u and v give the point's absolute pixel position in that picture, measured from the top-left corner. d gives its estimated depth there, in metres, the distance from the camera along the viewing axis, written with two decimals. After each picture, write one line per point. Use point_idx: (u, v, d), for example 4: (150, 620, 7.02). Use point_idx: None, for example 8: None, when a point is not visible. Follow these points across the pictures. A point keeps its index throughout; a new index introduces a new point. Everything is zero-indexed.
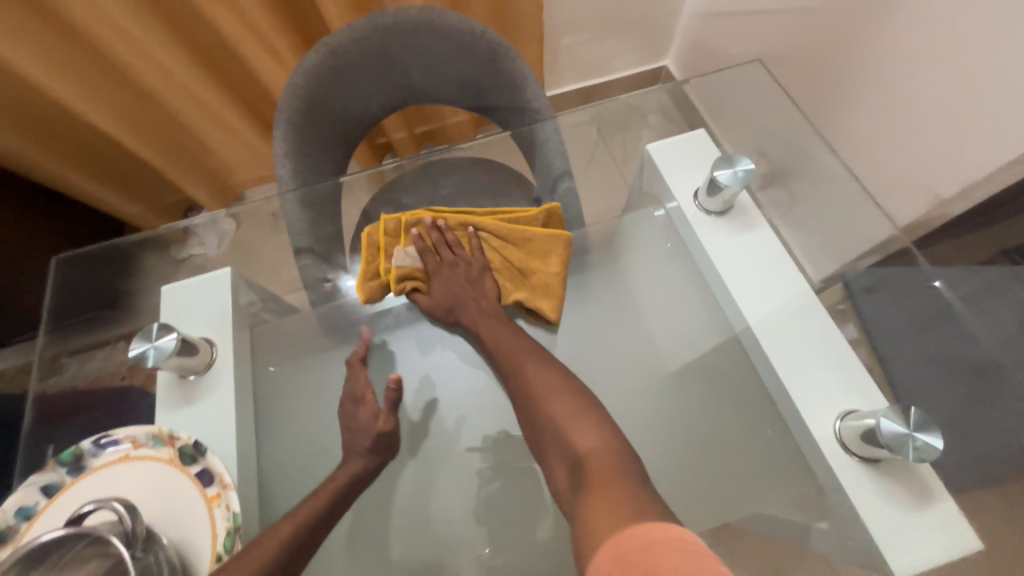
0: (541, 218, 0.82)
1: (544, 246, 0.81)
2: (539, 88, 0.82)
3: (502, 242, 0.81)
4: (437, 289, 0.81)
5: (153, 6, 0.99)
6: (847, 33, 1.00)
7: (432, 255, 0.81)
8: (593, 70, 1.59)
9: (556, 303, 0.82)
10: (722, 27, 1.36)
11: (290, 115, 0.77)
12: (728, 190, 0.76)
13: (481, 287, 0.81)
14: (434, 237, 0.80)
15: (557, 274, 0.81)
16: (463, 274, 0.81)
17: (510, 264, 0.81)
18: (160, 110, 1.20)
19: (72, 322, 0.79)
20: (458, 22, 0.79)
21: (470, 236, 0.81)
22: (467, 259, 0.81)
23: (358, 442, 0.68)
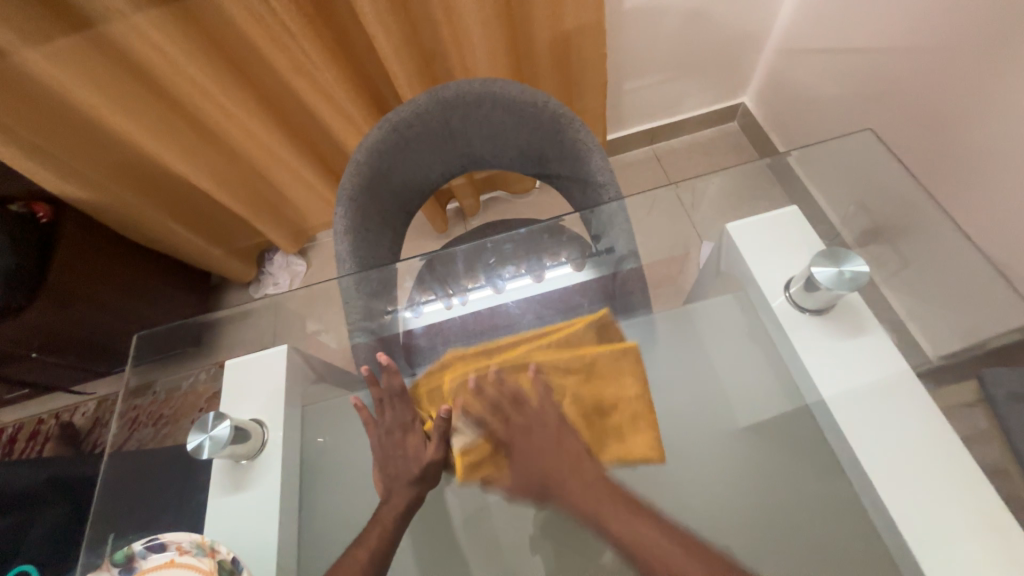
0: (593, 328, 0.77)
1: (613, 370, 0.71)
2: (605, 158, 0.75)
3: (571, 376, 0.69)
4: (518, 466, 0.64)
5: (241, 80, 1.09)
6: (971, 74, 0.85)
7: (496, 419, 0.67)
8: (661, 112, 1.50)
9: (652, 437, 0.69)
10: (810, 64, 1.23)
11: (351, 190, 0.77)
12: (831, 291, 0.65)
13: (567, 444, 0.64)
14: (496, 391, 0.68)
15: (639, 397, 0.70)
16: (538, 443, 0.64)
17: (590, 402, 0.68)
18: (244, 163, 1.30)
19: (158, 359, 0.84)
20: (520, 92, 0.76)
21: (536, 371, 0.70)
22: (537, 413, 0.66)
23: (410, 469, 0.68)
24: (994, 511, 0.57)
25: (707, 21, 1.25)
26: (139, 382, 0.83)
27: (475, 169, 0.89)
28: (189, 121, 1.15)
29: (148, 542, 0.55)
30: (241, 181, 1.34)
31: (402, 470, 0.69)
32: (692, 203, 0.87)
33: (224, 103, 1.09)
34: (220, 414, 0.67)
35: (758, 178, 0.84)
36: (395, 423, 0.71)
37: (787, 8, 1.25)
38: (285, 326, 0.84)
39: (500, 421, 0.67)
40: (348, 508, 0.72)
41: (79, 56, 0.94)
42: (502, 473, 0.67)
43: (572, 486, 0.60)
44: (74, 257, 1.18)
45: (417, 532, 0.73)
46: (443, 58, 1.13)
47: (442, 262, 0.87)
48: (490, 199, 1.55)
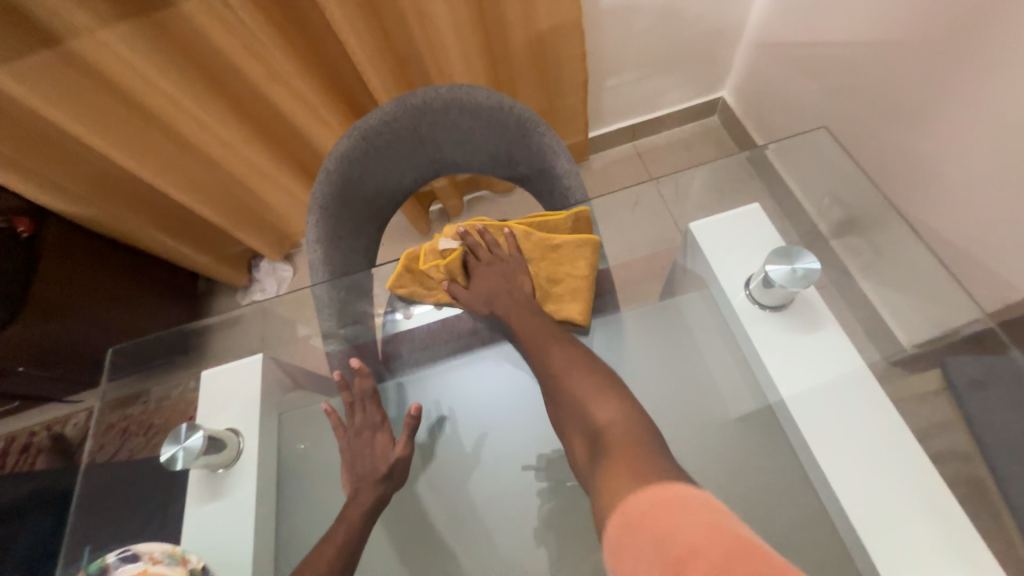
0: (569, 221, 0.75)
1: (572, 252, 0.75)
2: (570, 164, 0.76)
3: (535, 243, 0.75)
4: (475, 289, 0.77)
5: (216, 89, 1.09)
6: (937, 67, 0.85)
7: (475, 256, 0.77)
8: (641, 107, 1.51)
9: (583, 305, 0.78)
10: (784, 57, 1.23)
11: (322, 200, 0.78)
12: (785, 290, 0.67)
13: (518, 283, 0.76)
14: (482, 237, 0.76)
15: (585, 275, 0.77)
16: (499, 272, 0.76)
17: (537, 276, 0.77)
18: (223, 172, 1.30)
19: (143, 372, 0.85)
20: (486, 97, 0.76)
21: (507, 245, 0.76)
22: (505, 256, 0.77)
23: (376, 466, 0.72)
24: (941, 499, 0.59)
25: (681, 16, 1.25)
26: (132, 394, 0.84)
27: (448, 174, 0.90)
28: (167, 133, 1.15)
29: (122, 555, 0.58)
30: (222, 190, 1.34)
31: (370, 468, 0.72)
32: (679, 195, 0.86)
33: (199, 114, 1.10)
34: (193, 425, 0.68)
35: (732, 173, 0.85)
36: (365, 424, 0.76)
37: (759, 1, 1.25)
38: (273, 333, 0.84)
39: (476, 257, 0.77)
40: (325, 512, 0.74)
41: (50, 71, 0.94)
42: (464, 290, 0.78)
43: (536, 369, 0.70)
44: (56, 271, 1.19)
45: (391, 525, 0.76)
46: (418, 63, 1.13)
47: None
48: (473, 199, 1.56)
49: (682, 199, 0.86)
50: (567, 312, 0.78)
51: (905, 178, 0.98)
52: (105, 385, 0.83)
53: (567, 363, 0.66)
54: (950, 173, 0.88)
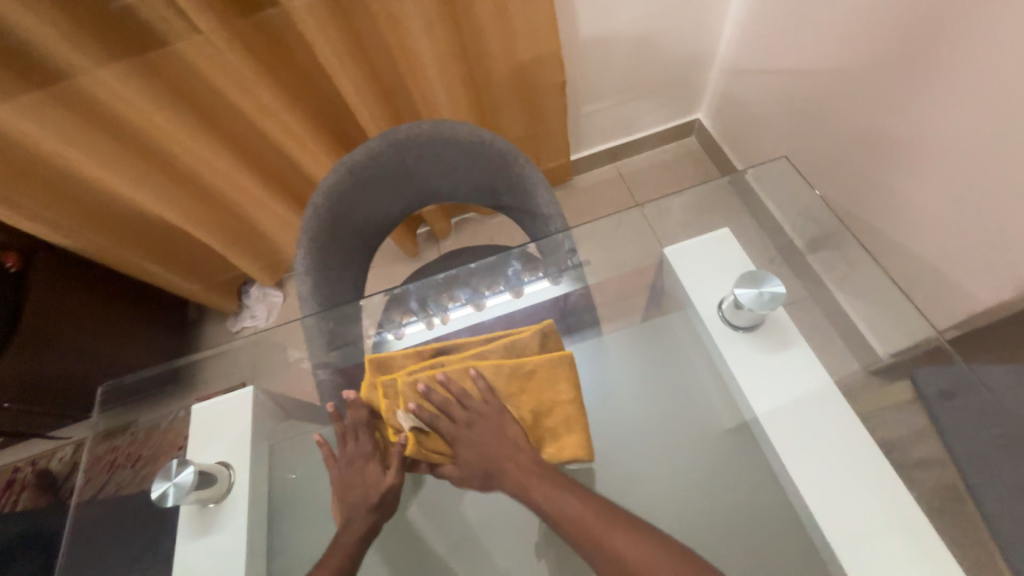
0: (537, 338, 0.75)
1: (550, 376, 0.72)
2: (551, 194, 0.79)
3: (507, 378, 0.71)
4: (465, 456, 0.69)
5: (208, 123, 1.12)
6: (893, 92, 0.91)
7: (444, 416, 0.70)
8: (621, 130, 1.56)
9: (582, 436, 0.72)
10: (754, 82, 1.30)
11: (311, 232, 0.80)
12: (753, 311, 0.71)
13: (512, 438, 0.69)
14: (439, 395, 0.70)
15: (572, 398, 0.73)
16: (484, 430, 0.69)
17: (525, 415, 0.71)
18: (215, 201, 1.31)
19: (134, 400, 0.85)
20: (468, 131, 0.80)
21: (474, 380, 0.71)
22: (478, 408, 0.70)
23: (368, 497, 0.71)
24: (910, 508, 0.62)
25: (655, 45, 1.31)
26: (122, 423, 0.84)
27: (433, 203, 0.93)
28: (161, 166, 1.17)
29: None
30: (213, 218, 1.35)
31: (361, 498, 0.71)
32: (661, 208, 0.89)
33: (192, 147, 1.12)
34: (183, 460, 0.69)
35: (712, 197, 0.88)
36: (358, 453, 0.73)
37: (729, 31, 1.32)
38: (265, 361, 0.85)
39: (446, 420, 0.70)
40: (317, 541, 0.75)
41: (44, 110, 0.96)
42: (450, 463, 0.72)
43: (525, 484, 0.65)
44: (46, 304, 1.18)
45: (384, 548, 0.76)
46: (404, 93, 1.17)
47: (405, 295, 0.87)
48: (461, 221, 1.59)
49: (666, 220, 0.88)
50: (569, 455, 0.71)
51: (871, 195, 1.03)
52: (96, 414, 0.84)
53: (554, 492, 0.64)
54: (913, 191, 0.93)
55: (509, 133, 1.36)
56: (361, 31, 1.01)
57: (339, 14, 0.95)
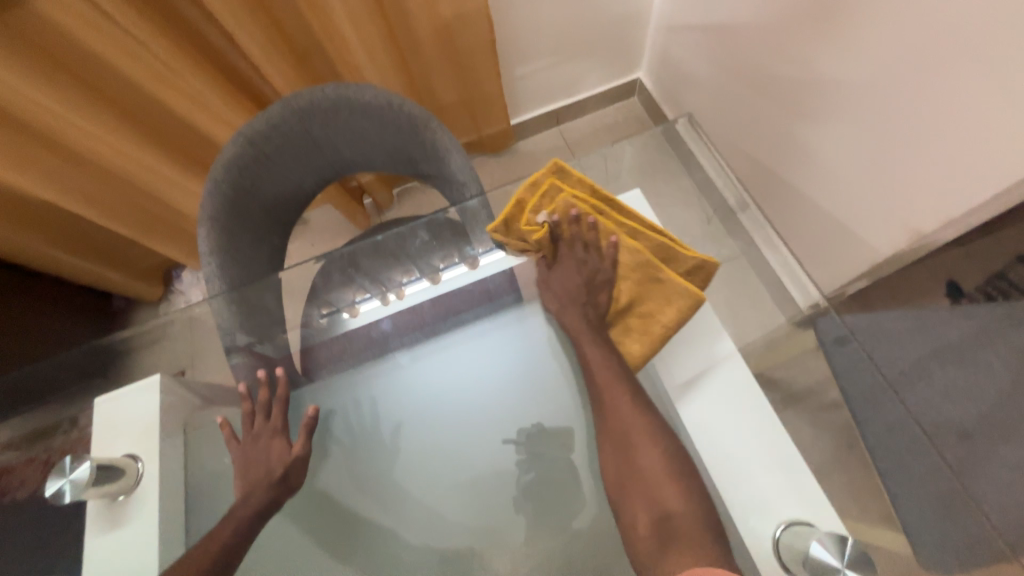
0: (690, 263, 0.73)
1: (669, 293, 0.72)
2: (463, 160, 0.76)
3: (637, 256, 0.72)
4: (551, 276, 0.81)
5: (104, 101, 0.98)
6: (807, 47, 0.91)
7: (562, 246, 0.77)
8: (562, 92, 1.53)
9: (650, 345, 0.75)
10: (687, 39, 1.28)
11: (212, 212, 0.75)
12: None
13: (596, 296, 0.77)
14: (574, 231, 0.75)
15: (672, 322, 0.73)
16: (581, 275, 0.77)
17: (621, 295, 0.75)
18: (125, 184, 1.18)
19: (75, 397, 0.84)
20: (376, 96, 0.75)
21: (613, 245, 0.73)
22: (597, 262, 0.75)
23: (272, 470, 0.78)
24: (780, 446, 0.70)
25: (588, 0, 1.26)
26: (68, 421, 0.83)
27: (350, 174, 0.89)
28: (55, 151, 1.04)
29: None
30: (129, 203, 1.24)
31: (263, 472, 0.77)
32: (615, 159, 0.95)
33: (92, 131, 1.01)
34: (78, 457, 0.69)
35: (643, 147, 0.96)
36: (265, 430, 0.79)
37: None
38: (200, 348, 0.86)
39: (567, 248, 0.77)
40: (242, 510, 0.75)
41: None
42: (544, 267, 0.82)
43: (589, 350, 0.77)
44: None
45: (305, 524, 0.81)
46: (321, 56, 1.09)
47: (335, 260, 0.91)
48: (403, 191, 1.53)
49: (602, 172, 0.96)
50: (625, 345, 0.76)
51: (788, 152, 1.06)
52: (42, 415, 0.84)
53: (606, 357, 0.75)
54: (823, 149, 0.96)
55: (442, 98, 1.31)
56: None
57: None
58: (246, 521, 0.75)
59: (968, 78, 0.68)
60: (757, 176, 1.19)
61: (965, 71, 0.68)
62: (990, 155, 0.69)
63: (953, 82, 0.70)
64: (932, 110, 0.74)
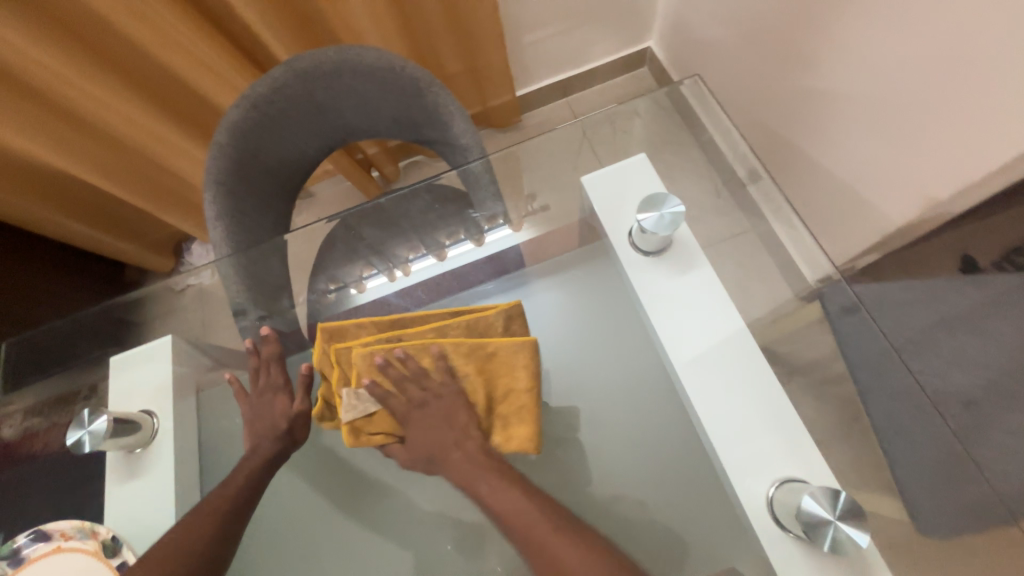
0: (501, 320, 0.74)
1: (508, 362, 0.72)
2: (467, 123, 0.75)
3: (464, 345, 0.73)
4: (413, 440, 0.74)
5: (107, 65, 0.97)
6: (825, 8, 0.88)
7: (393, 395, 0.74)
8: (570, 62, 1.50)
9: (531, 421, 0.73)
10: (699, 4, 1.24)
11: (218, 175, 0.76)
12: (657, 234, 0.75)
13: (459, 421, 0.73)
14: (393, 376, 0.74)
15: (528, 386, 0.73)
16: (438, 414, 0.73)
17: (488, 398, 0.73)
18: (132, 153, 1.19)
19: (93, 358, 0.88)
20: (378, 57, 0.74)
21: (429, 352, 0.74)
22: (434, 390, 0.74)
23: (277, 425, 0.77)
24: (775, 413, 0.71)
25: None
26: (85, 381, 0.86)
27: (355, 140, 0.89)
28: (63, 118, 1.03)
29: (32, 536, 0.68)
30: (137, 172, 1.24)
31: (269, 426, 0.77)
32: (623, 131, 0.93)
33: (100, 98, 1.01)
34: (97, 411, 0.72)
35: (649, 109, 0.93)
36: (268, 386, 0.80)
37: None
38: (214, 317, 0.89)
39: (397, 401, 0.74)
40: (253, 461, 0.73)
41: None
42: (396, 442, 0.75)
43: (457, 459, 0.70)
44: None
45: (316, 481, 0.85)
46: (324, 21, 1.07)
47: (347, 224, 0.92)
48: (410, 164, 1.52)
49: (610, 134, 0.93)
50: (503, 445, 0.73)
51: (802, 121, 1.04)
52: (59, 376, 0.88)
53: (493, 485, 0.67)
54: (838, 114, 0.93)
55: (447, 66, 1.29)
56: None
57: None
58: (255, 474, 0.73)
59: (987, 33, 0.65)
60: (769, 146, 1.17)
61: (983, 23, 0.65)
62: (1000, 118, 0.66)
63: (972, 38, 0.67)
64: (952, 69, 0.71)
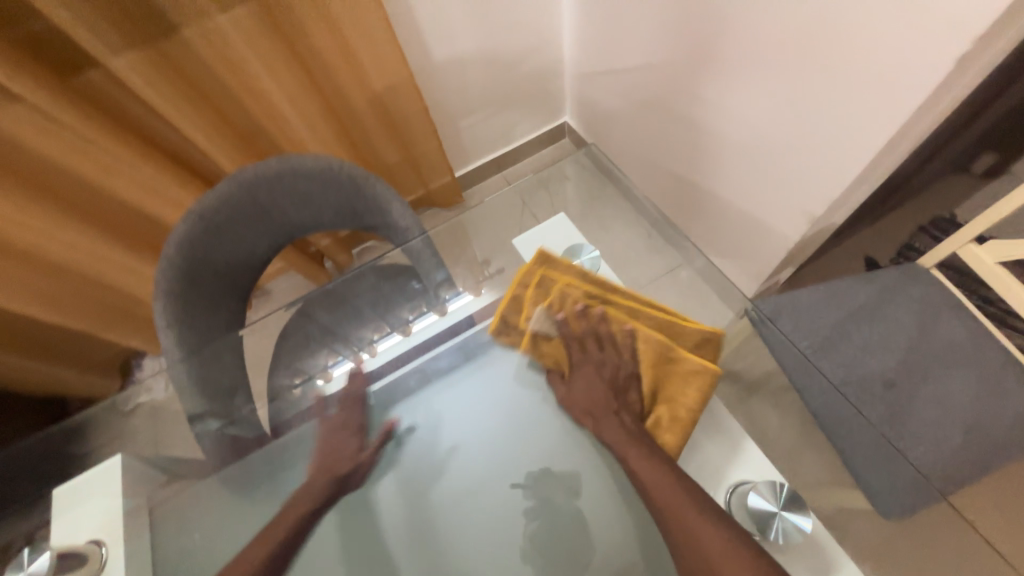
0: (693, 339, 0.79)
1: (685, 374, 0.77)
2: (404, 208, 0.83)
3: (653, 337, 0.80)
4: (575, 382, 0.87)
5: (53, 199, 1.01)
6: (693, 77, 1.06)
7: (577, 342, 0.86)
8: (499, 142, 1.67)
9: (683, 430, 0.78)
10: (598, 83, 1.45)
11: (166, 285, 0.78)
12: None
13: (626, 398, 0.81)
14: (585, 326, 0.85)
15: (695, 400, 0.77)
16: (607, 378, 0.83)
17: (648, 383, 0.81)
18: (77, 278, 1.18)
19: (30, 501, 0.81)
20: (316, 161, 0.83)
21: (616, 330, 0.83)
22: (615, 358, 0.83)
23: (340, 465, 0.89)
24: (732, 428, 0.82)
25: (508, 60, 1.43)
26: (23, 527, 0.78)
27: (301, 235, 0.95)
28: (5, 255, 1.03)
29: None
30: (81, 295, 1.23)
31: (335, 462, 0.89)
32: (556, 193, 1.06)
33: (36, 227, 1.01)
34: (39, 551, 0.69)
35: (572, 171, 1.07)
36: (342, 425, 0.92)
37: (569, 42, 1.47)
38: (167, 432, 0.89)
39: (579, 346, 0.86)
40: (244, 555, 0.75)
41: None
42: (561, 375, 0.90)
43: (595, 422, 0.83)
44: None
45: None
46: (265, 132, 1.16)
47: (307, 313, 0.98)
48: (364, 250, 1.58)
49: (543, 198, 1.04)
50: (662, 441, 0.78)
51: (701, 164, 1.20)
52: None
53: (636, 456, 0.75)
54: (725, 155, 1.09)
55: (388, 158, 1.41)
56: (201, 80, 0.99)
57: (168, 66, 0.93)
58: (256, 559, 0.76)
59: (806, 80, 0.81)
60: (680, 189, 1.32)
61: (801, 72, 0.82)
62: (839, 139, 0.82)
63: (796, 85, 0.83)
64: (795, 112, 0.87)
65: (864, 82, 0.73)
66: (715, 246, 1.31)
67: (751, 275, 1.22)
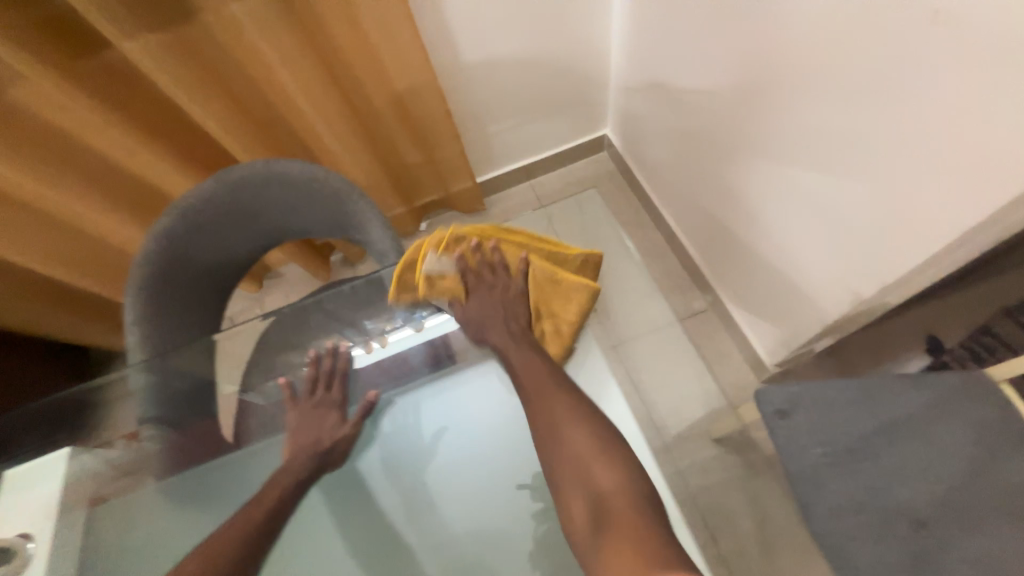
0: (581, 260, 0.77)
1: (567, 291, 0.75)
2: (385, 233, 0.79)
3: (545, 262, 0.76)
4: (470, 308, 0.79)
5: (75, 171, 1.04)
6: (742, 111, 0.92)
7: (470, 273, 0.78)
8: (531, 149, 1.58)
9: (562, 344, 0.79)
10: (643, 99, 1.31)
11: (139, 280, 0.78)
12: None
13: (515, 312, 0.78)
14: (479, 258, 0.77)
15: (575, 316, 0.77)
16: (500, 299, 0.78)
17: (538, 301, 0.77)
18: (99, 244, 1.23)
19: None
20: (302, 170, 0.79)
21: (509, 260, 0.77)
22: (507, 281, 0.78)
23: (319, 440, 0.89)
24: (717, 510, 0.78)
25: (548, 64, 1.32)
26: None
27: (289, 240, 0.92)
28: (33, 217, 1.08)
29: None
30: (104, 260, 1.28)
31: (313, 439, 0.89)
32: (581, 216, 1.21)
33: (56, 198, 1.05)
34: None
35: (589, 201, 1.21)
36: (324, 401, 0.90)
37: (617, 50, 1.34)
38: (128, 424, 0.85)
39: (473, 275, 0.78)
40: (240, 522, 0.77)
41: None
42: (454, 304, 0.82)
43: (495, 339, 0.79)
44: None
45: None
46: (283, 123, 1.14)
47: (290, 319, 0.92)
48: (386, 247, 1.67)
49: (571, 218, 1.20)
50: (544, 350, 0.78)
51: (743, 208, 1.05)
52: None
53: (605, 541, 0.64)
54: (771, 205, 0.95)
55: (408, 160, 1.36)
56: (218, 68, 0.97)
57: (186, 51, 0.91)
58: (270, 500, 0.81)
59: (874, 140, 0.67)
60: (718, 230, 1.18)
61: (869, 130, 0.68)
62: (906, 217, 0.67)
63: (862, 144, 0.69)
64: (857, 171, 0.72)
65: (947, 156, 0.59)
66: (749, 300, 1.17)
67: (782, 340, 1.10)
